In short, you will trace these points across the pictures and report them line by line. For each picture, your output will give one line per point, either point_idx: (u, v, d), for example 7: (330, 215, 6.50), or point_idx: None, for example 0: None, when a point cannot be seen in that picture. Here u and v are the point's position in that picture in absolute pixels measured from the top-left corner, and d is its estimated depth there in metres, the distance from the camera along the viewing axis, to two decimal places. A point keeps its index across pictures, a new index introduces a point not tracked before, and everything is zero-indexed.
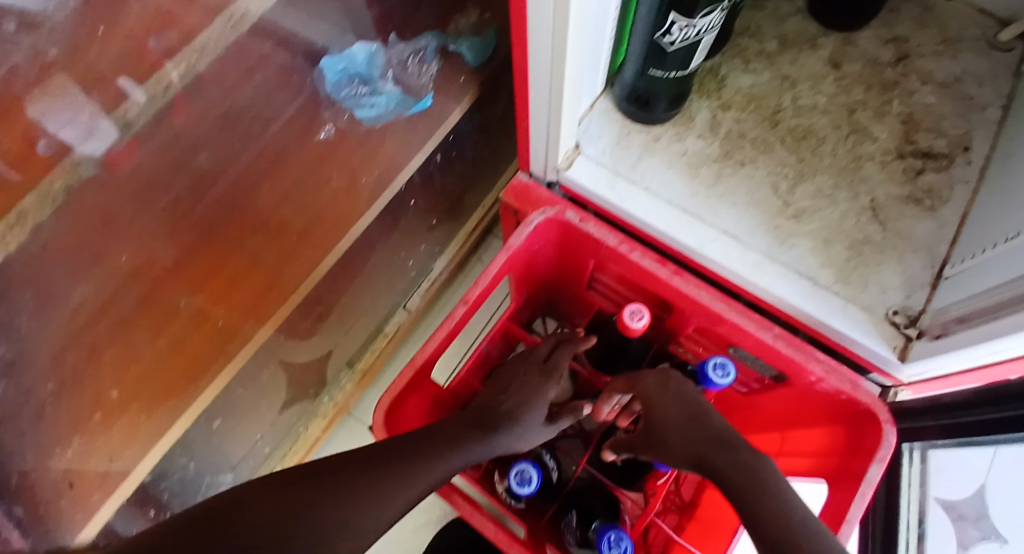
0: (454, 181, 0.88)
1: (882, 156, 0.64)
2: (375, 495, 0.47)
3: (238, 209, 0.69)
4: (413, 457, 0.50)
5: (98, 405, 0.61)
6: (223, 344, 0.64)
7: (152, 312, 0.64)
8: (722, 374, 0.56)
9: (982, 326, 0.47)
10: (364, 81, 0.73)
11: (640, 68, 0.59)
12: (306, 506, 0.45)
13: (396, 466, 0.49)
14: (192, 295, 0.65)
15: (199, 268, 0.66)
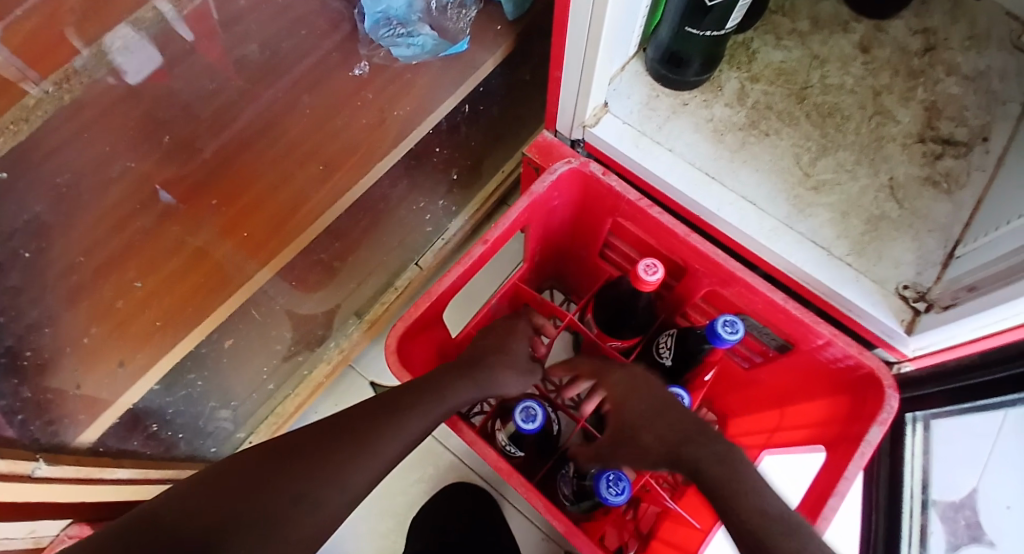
0: (478, 134, 0.89)
1: (904, 138, 0.65)
2: (356, 464, 0.47)
3: (272, 131, 0.70)
4: (390, 417, 0.49)
5: (122, 292, 0.63)
6: (226, 277, 0.65)
7: (191, 208, 0.67)
8: (731, 331, 0.57)
9: (992, 293, 0.47)
10: (402, 22, 0.73)
11: (676, 26, 0.60)
12: (283, 487, 0.46)
13: (375, 425, 0.49)
14: (218, 210, 0.67)
15: (233, 176, 0.69)
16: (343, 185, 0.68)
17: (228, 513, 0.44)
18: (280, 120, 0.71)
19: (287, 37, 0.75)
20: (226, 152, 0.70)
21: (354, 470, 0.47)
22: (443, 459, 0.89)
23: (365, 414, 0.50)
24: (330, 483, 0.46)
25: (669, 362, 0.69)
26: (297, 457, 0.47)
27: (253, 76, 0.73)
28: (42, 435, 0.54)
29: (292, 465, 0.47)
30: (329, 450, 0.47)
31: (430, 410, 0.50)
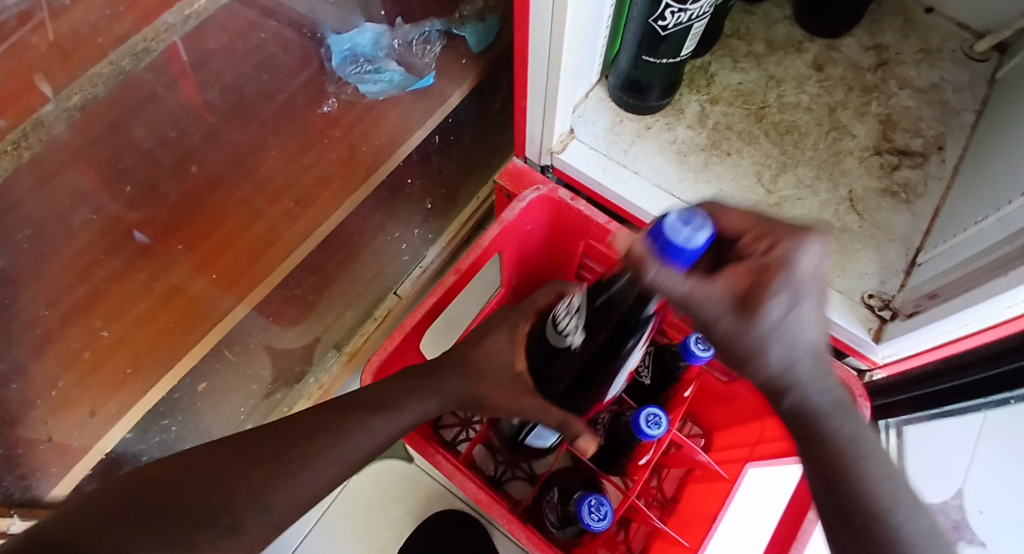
0: (453, 167, 0.90)
1: (860, 152, 0.67)
2: (304, 482, 0.44)
3: (239, 171, 0.71)
4: (323, 436, 0.46)
5: (90, 342, 0.63)
6: (204, 313, 0.65)
7: (160, 253, 0.67)
8: (704, 348, 0.57)
9: (954, 298, 0.49)
10: (370, 60, 0.75)
11: (635, 55, 0.62)
12: (199, 506, 0.42)
13: (309, 441, 0.46)
14: (186, 251, 0.67)
15: (204, 215, 0.69)
16: (314, 222, 0.69)
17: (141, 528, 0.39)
18: (250, 158, 0.72)
19: (254, 78, 0.75)
20: (194, 193, 0.70)
21: (281, 502, 0.44)
22: (431, 489, 0.88)
23: (313, 423, 0.47)
24: (269, 487, 0.43)
25: (648, 381, 0.69)
26: (219, 468, 0.43)
27: (221, 118, 0.74)
28: (15, 490, 0.59)
29: (211, 482, 0.43)
30: (253, 465, 0.44)
31: (374, 436, 0.47)
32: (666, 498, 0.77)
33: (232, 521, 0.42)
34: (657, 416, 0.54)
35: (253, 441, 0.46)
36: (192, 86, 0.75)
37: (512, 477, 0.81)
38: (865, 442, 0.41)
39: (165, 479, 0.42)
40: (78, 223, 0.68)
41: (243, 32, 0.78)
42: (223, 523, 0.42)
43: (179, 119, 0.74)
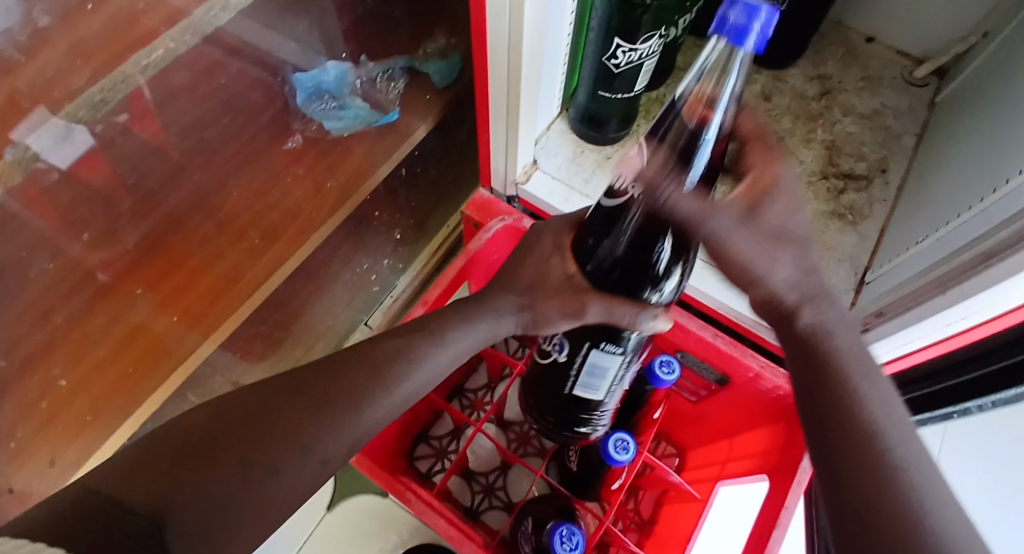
0: (421, 198, 0.91)
1: (809, 177, 0.71)
2: (331, 440, 0.42)
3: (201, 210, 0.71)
4: (358, 374, 0.45)
5: (47, 391, 0.63)
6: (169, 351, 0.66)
7: (118, 296, 0.66)
8: (668, 371, 0.59)
9: (898, 317, 0.52)
10: (335, 96, 0.76)
11: (591, 90, 0.64)
12: (238, 453, 0.39)
13: (334, 389, 0.43)
14: (148, 292, 0.67)
15: (164, 254, 0.69)
16: (279, 259, 0.69)
17: (173, 487, 0.36)
18: (214, 196, 0.72)
19: (215, 120, 0.75)
20: (154, 234, 0.69)
21: (327, 443, 0.42)
22: (405, 524, 0.86)
23: (346, 364, 0.45)
24: (295, 442, 0.41)
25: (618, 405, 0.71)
26: (243, 421, 0.40)
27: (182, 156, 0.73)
28: None
29: (247, 429, 0.40)
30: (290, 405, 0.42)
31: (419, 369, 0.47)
32: (643, 520, 0.77)
33: (273, 467, 0.40)
34: (625, 442, 0.55)
35: (273, 394, 0.43)
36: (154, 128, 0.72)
37: (489, 508, 0.82)
38: (868, 364, 0.39)
39: (185, 437, 0.39)
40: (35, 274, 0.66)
41: (209, 71, 0.76)
42: (266, 469, 0.39)
43: (137, 161, 0.72)
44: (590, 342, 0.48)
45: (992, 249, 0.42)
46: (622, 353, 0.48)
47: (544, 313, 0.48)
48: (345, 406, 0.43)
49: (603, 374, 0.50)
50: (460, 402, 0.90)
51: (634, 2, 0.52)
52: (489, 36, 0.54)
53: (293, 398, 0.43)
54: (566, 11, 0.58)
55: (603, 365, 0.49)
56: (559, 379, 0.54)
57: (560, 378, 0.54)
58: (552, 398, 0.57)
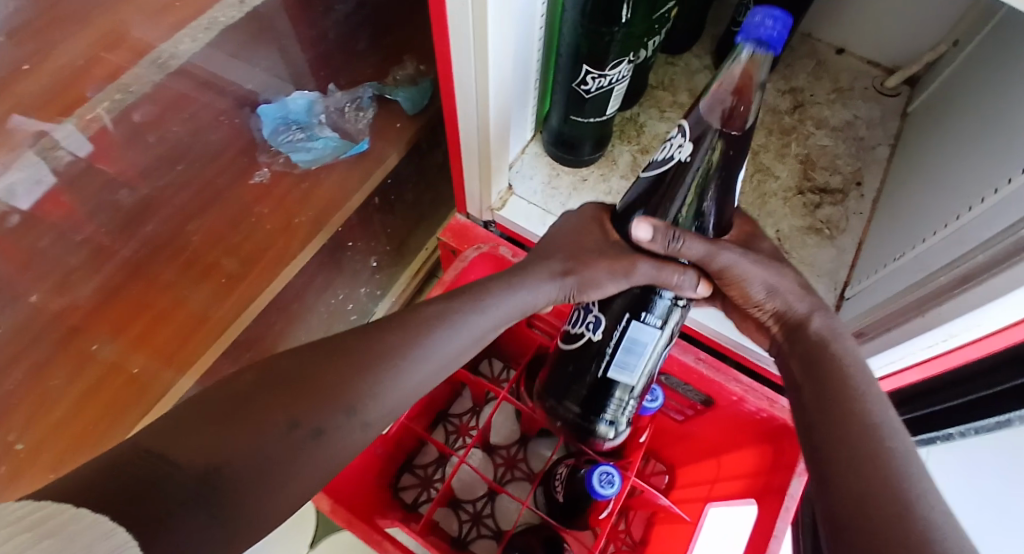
0: (399, 223, 0.90)
1: (784, 193, 0.70)
2: (374, 401, 0.40)
3: (164, 253, 0.68)
4: (398, 337, 0.42)
5: (4, 455, 0.60)
6: (144, 389, 0.64)
7: (72, 354, 0.63)
8: (651, 399, 0.58)
9: (879, 338, 0.52)
10: (302, 127, 0.74)
11: (563, 114, 0.64)
12: (270, 419, 0.36)
13: (372, 350, 0.41)
14: (110, 339, 0.64)
15: (120, 305, 0.66)
16: (249, 295, 0.68)
17: (219, 441, 0.34)
18: (178, 241, 0.69)
19: (167, 166, 0.71)
20: (112, 283, 0.66)
21: (368, 406, 0.39)
22: None
23: (382, 326, 0.42)
24: (338, 403, 0.38)
25: None
26: (277, 380, 0.38)
27: (132, 210, 0.68)
28: None
29: (284, 391, 0.37)
30: (318, 371, 0.39)
31: (457, 333, 0.44)
32: (636, 542, 0.76)
33: (317, 428, 0.37)
34: (609, 475, 0.55)
35: (311, 355, 0.40)
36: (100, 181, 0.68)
37: (478, 536, 0.81)
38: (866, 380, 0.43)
39: (208, 399, 0.36)
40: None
41: (172, 106, 0.73)
42: (305, 431, 0.36)
43: (84, 217, 0.67)
44: (630, 313, 0.49)
45: (967, 273, 0.42)
46: (659, 329, 0.50)
47: (592, 272, 0.47)
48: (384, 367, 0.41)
49: (641, 351, 0.50)
50: (446, 428, 0.89)
51: (600, 30, 0.52)
52: (455, 66, 0.53)
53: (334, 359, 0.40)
54: (533, 38, 0.58)
55: (643, 340, 0.49)
56: (588, 360, 0.52)
57: (590, 359, 0.52)
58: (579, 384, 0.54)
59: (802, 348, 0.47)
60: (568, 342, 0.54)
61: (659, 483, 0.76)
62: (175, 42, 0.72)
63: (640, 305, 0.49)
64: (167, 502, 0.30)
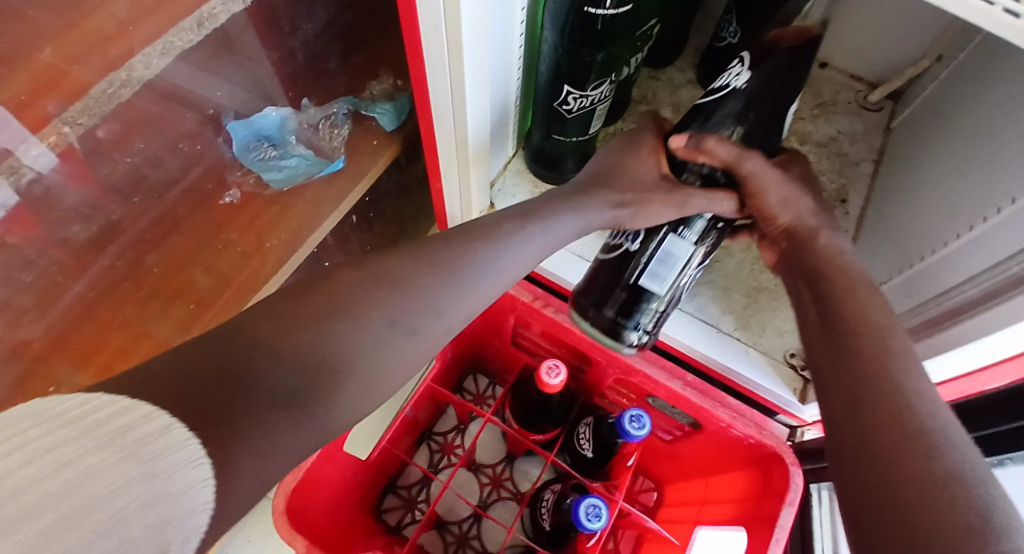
0: (377, 240, 0.87)
1: None
2: (456, 307, 0.45)
3: (122, 292, 0.62)
4: (477, 248, 0.46)
5: None
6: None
7: (28, 395, 0.56)
8: (638, 425, 0.57)
9: None
10: (274, 144, 0.72)
11: (545, 132, 0.62)
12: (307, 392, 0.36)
13: (464, 253, 0.45)
14: (76, 371, 0.58)
15: (77, 342, 0.59)
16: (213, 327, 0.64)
17: (312, 347, 0.37)
18: (136, 275, 0.63)
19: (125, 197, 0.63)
20: (63, 325, 0.59)
21: (452, 310, 0.44)
22: None
23: (458, 241, 0.46)
24: (427, 306, 0.43)
25: (591, 454, 0.69)
26: (354, 295, 0.41)
27: (83, 250, 0.60)
28: None
29: (385, 288, 0.42)
30: (414, 276, 0.43)
31: (529, 247, 0.48)
32: None
33: (412, 325, 0.42)
34: (596, 508, 0.53)
35: (303, 305, 0.39)
36: (41, 227, 0.57)
37: None
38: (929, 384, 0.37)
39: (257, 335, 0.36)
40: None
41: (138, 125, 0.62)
42: (402, 326, 0.42)
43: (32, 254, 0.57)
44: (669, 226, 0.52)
45: (959, 306, 0.44)
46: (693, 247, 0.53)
47: (649, 205, 0.50)
48: (365, 359, 0.39)
49: (672, 265, 0.53)
50: (429, 447, 0.87)
51: (581, 50, 0.50)
52: (431, 88, 0.52)
53: (326, 325, 0.38)
54: (512, 56, 0.56)
55: (676, 254, 0.53)
56: (619, 271, 0.54)
57: (622, 268, 0.54)
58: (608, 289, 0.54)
59: (809, 297, 0.46)
60: (604, 254, 0.56)
61: (647, 501, 0.74)
62: (127, 69, 0.57)
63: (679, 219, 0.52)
64: (235, 404, 0.32)
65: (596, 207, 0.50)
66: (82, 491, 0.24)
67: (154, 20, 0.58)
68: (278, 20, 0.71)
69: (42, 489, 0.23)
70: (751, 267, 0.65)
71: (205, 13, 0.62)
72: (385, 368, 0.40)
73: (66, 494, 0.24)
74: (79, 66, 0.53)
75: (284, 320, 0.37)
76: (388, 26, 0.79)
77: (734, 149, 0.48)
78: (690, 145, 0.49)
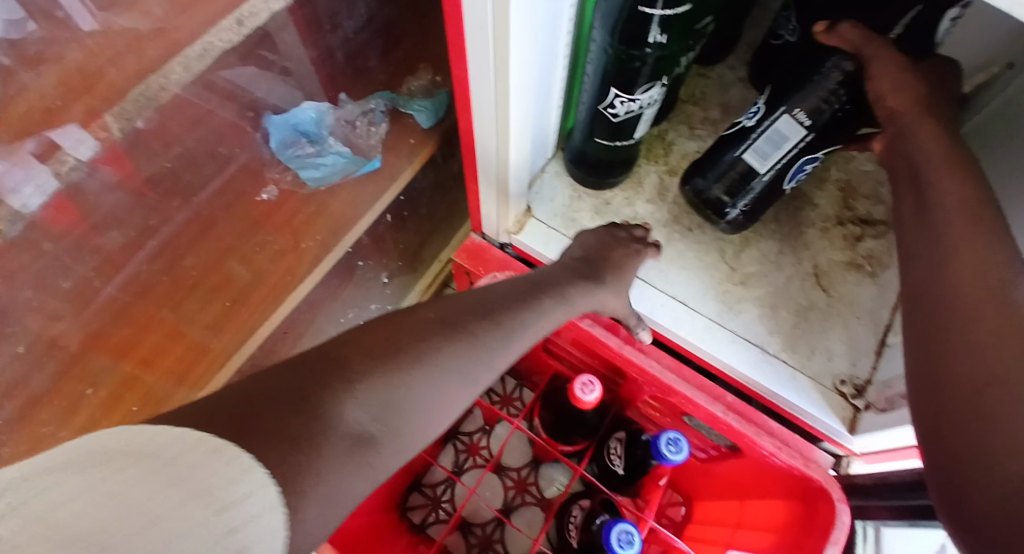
0: (411, 237, 0.86)
1: (823, 222, 0.64)
2: (506, 353, 0.49)
3: (159, 296, 0.61)
4: (521, 303, 0.51)
5: None
6: (162, 399, 0.59)
7: (61, 398, 0.55)
8: (675, 450, 0.55)
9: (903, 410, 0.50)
10: (311, 140, 0.70)
11: (587, 135, 0.59)
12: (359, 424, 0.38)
13: (510, 309, 0.50)
14: (117, 363, 0.58)
15: (113, 338, 0.58)
16: (248, 327, 0.64)
17: (387, 385, 0.41)
18: (177, 281, 0.62)
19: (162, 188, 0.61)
20: (96, 325, 0.58)
21: (501, 360, 0.48)
22: None
23: (504, 296, 0.51)
24: (485, 363, 0.47)
25: (621, 470, 0.66)
26: (418, 339, 0.44)
27: (119, 250, 0.60)
28: None
29: (456, 333, 0.46)
30: (476, 324, 0.47)
31: (555, 315, 0.52)
32: None
33: (475, 375, 0.46)
34: (628, 534, 0.51)
35: (372, 335, 0.43)
36: (80, 226, 0.58)
37: None
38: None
39: (294, 371, 0.39)
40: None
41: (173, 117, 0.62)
42: (465, 376, 0.46)
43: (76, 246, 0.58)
44: (784, 107, 0.51)
45: None
46: (805, 131, 0.51)
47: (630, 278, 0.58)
48: (417, 403, 0.42)
49: (781, 144, 0.53)
50: (455, 446, 0.84)
51: (631, 54, 0.47)
52: (472, 91, 0.49)
53: (392, 360, 0.42)
54: (557, 56, 0.53)
55: (785, 134, 0.52)
56: (737, 138, 0.57)
57: (738, 141, 0.57)
58: (721, 166, 0.58)
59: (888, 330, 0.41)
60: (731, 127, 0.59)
61: (675, 515, 0.72)
62: (166, 73, 0.58)
63: (797, 100, 0.50)
64: (299, 430, 0.35)
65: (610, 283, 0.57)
66: (163, 534, 0.28)
67: (190, 20, 0.58)
68: (319, 17, 0.69)
69: (132, 524, 0.27)
70: (801, 284, 0.61)
71: (244, 12, 0.61)
72: (431, 412, 0.43)
73: (151, 525, 0.27)
74: (116, 69, 0.55)
75: (370, 358, 0.42)
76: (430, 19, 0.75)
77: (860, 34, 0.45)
78: (823, 30, 0.47)
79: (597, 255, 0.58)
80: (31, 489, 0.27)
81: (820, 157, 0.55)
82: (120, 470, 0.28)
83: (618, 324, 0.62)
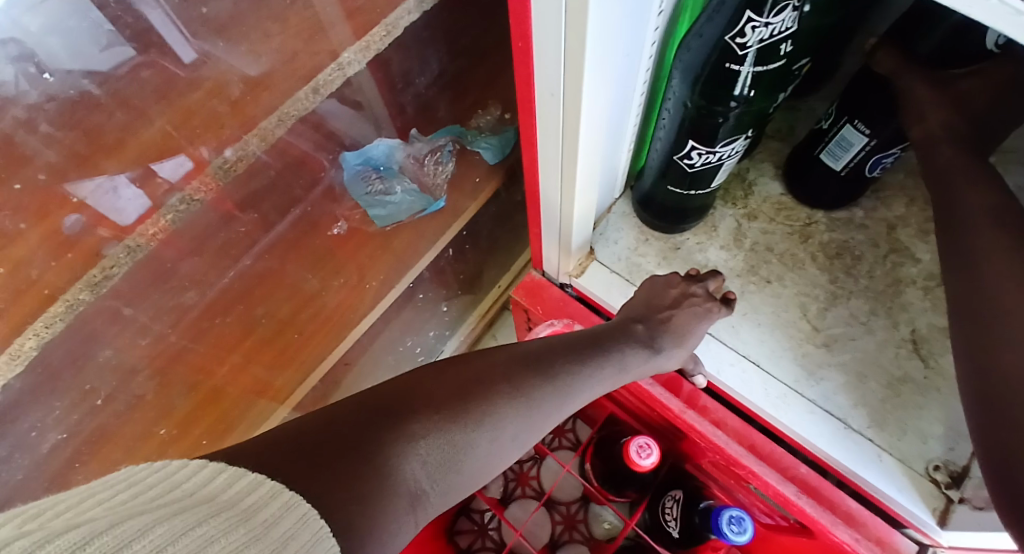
0: (472, 265, 0.85)
1: (925, 281, 0.57)
2: (556, 415, 0.48)
3: (231, 341, 0.62)
4: (574, 362, 0.49)
5: None
6: (232, 424, 0.63)
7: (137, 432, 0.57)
8: (737, 530, 0.50)
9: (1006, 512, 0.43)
10: (381, 176, 0.70)
11: (658, 181, 0.56)
12: (402, 491, 0.38)
13: (563, 367, 0.49)
14: (188, 393, 0.60)
15: (184, 371, 0.59)
16: (309, 362, 0.67)
17: (440, 449, 0.41)
18: (246, 324, 0.63)
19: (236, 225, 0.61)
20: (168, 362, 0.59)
21: (550, 423, 0.48)
22: None
23: (557, 353, 0.50)
24: (536, 428, 0.47)
25: (676, 533, 0.63)
26: (474, 395, 0.44)
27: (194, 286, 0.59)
28: None
29: (512, 391, 0.46)
30: (529, 382, 0.47)
31: (606, 376, 0.51)
32: None
33: (524, 436, 0.46)
34: None
35: (444, 380, 0.45)
36: None
37: None
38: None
39: (336, 426, 0.38)
40: (45, 449, 0.51)
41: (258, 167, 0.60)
42: (517, 438, 0.46)
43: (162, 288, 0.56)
44: (847, 116, 0.50)
45: None
46: (868, 138, 0.49)
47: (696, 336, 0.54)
48: (467, 463, 0.43)
49: (849, 149, 0.51)
50: (505, 474, 0.82)
51: (712, 109, 0.43)
52: (539, 137, 0.47)
53: (457, 414, 0.43)
54: (632, 101, 0.50)
55: (851, 141, 0.51)
56: (814, 138, 0.55)
57: (815, 141, 0.55)
58: (808, 166, 0.58)
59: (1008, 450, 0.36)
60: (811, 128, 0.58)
61: None
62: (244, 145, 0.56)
63: (859, 109, 0.49)
64: (350, 483, 0.35)
65: (681, 344, 0.54)
66: None
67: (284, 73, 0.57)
68: (393, 79, 0.66)
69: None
70: (894, 353, 0.55)
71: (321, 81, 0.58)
72: (476, 473, 0.43)
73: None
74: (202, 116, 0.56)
75: (428, 415, 0.42)
76: (504, 63, 0.70)
77: (897, 62, 0.44)
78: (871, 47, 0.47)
79: (658, 317, 0.54)
80: (123, 536, 0.24)
81: (901, 151, 0.51)
82: (203, 520, 0.27)
83: (679, 381, 0.60)
